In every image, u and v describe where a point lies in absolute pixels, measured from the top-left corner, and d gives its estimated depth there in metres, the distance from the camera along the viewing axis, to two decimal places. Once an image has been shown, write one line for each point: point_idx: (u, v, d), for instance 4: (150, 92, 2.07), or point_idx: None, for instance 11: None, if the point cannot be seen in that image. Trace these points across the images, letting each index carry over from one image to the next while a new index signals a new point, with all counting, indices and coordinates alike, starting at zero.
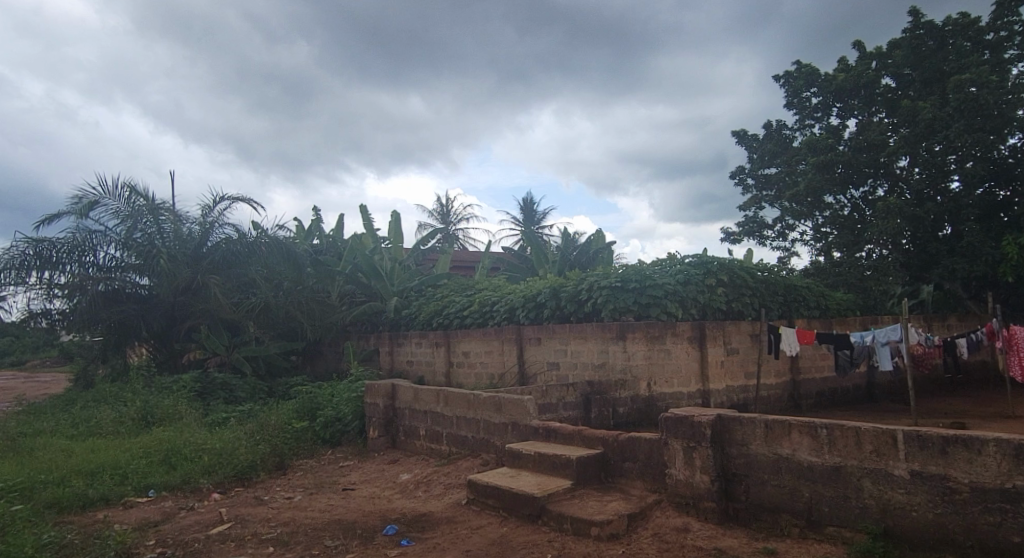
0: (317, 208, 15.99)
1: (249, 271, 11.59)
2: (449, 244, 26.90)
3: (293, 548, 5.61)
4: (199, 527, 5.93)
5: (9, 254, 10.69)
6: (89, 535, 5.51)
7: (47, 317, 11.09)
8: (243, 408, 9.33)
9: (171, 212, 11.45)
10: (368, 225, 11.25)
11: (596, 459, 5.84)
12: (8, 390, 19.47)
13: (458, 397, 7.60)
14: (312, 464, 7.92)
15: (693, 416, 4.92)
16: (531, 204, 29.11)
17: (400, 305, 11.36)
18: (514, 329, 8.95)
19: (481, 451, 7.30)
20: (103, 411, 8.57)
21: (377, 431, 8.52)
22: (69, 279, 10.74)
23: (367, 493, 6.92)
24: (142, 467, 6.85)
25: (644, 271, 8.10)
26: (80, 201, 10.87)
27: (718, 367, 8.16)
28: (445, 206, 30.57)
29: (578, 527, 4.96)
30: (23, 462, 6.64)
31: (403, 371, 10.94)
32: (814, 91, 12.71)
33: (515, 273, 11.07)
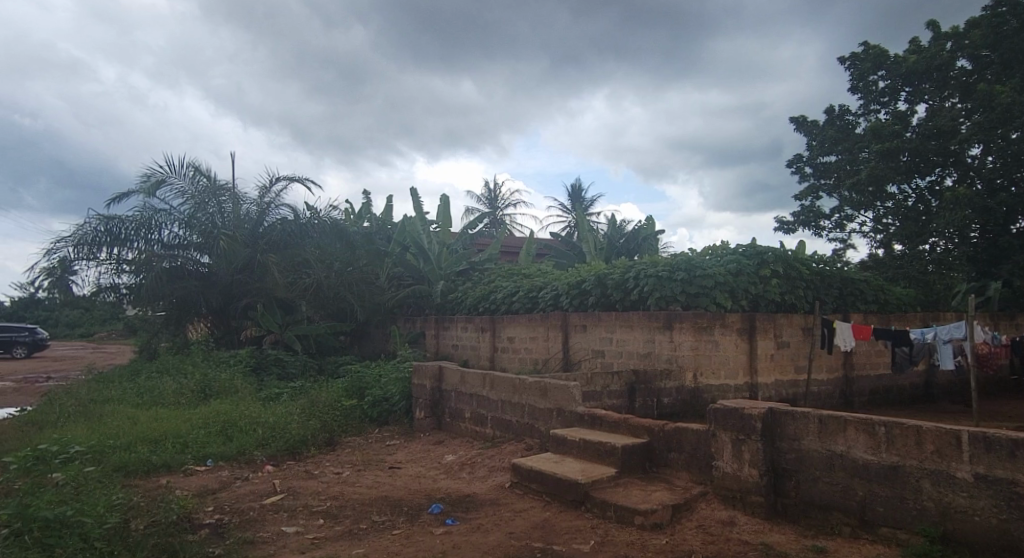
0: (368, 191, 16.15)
1: (302, 252, 11.94)
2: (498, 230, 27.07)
3: (342, 521, 5.79)
4: (254, 496, 6.18)
5: (82, 230, 11.26)
6: (153, 498, 5.81)
7: (115, 292, 11.65)
8: (295, 384, 9.62)
9: (232, 193, 11.84)
10: (418, 208, 11.32)
11: (642, 448, 5.81)
12: (76, 359, 20.64)
13: (504, 382, 7.67)
14: (361, 441, 8.10)
15: (743, 408, 4.84)
16: (580, 191, 28.93)
17: (448, 289, 11.36)
18: (559, 316, 8.94)
19: (525, 435, 7.35)
20: (166, 382, 8.97)
21: (424, 412, 8.66)
22: (136, 255, 11.26)
23: (413, 472, 7.06)
24: (203, 437, 7.16)
25: (693, 261, 7.98)
26: (148, 180, 11.31)
27: (768, 360, 7.99)
28: (493, 191, 30.81)
29: (620, 515, 4.96)
30: (94, 427, 7.04)
31: (448, 354, 11.05)
32: (881, 74, 12.21)
33: (562, 259, 10.87)
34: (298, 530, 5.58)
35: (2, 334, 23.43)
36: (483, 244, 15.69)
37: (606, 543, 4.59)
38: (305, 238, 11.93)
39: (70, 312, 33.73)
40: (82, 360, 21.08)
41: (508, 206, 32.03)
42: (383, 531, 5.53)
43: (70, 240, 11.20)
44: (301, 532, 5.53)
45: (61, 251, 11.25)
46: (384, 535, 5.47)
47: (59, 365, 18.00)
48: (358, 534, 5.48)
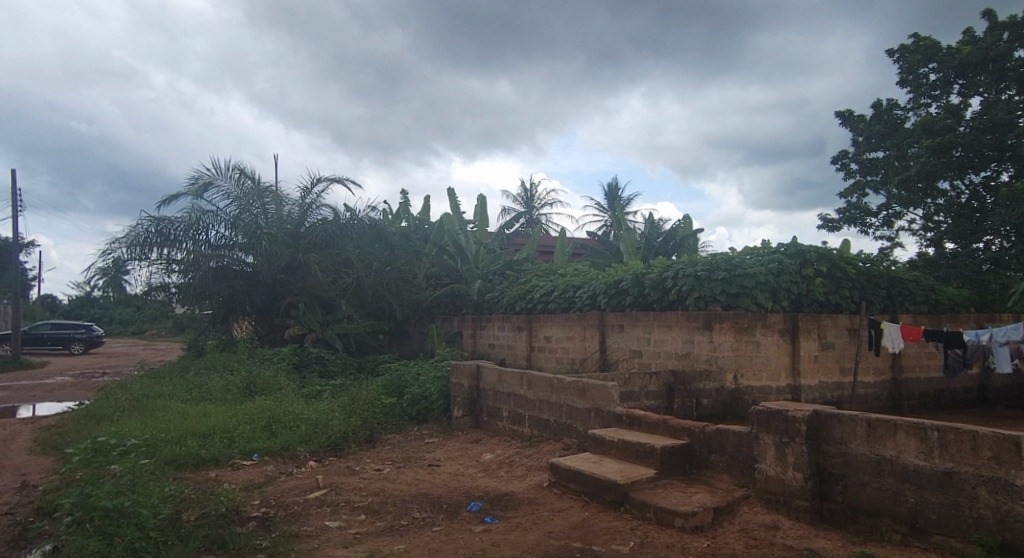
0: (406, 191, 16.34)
1: (342, 251, 12.19)
2: (534, 229, 27.11)
3: (383, 517, 5.89)
4: (298, 491, 6.33)
5: (134, 231, 11.70)
6: (203, 490, 6.00)
7: (165, 291, 12.08)
8: (336, 382, 9.81)
9: (275, 194, 12.17)
10: (456, 207, 11.40)
11: (682, 450, 5.75)
12: (129, 355, 21.45)
13: (541, 381, 7.68)
14: (400, 438, 8.21)
15: (787, 410, 4.76)
16: (616, 189, 28.77)
17: (485, 289, 11.40)
18: (597, 315, 8.90)
19: (563, 435, 7.34)
20: (213, 379, 9.25)
21: (462, 410, 8.73)
22: (185, 255, 11.64)
23: (452, 470, 7.13)
24: (249, 432, 7.36)
25: (734, 260, 7.82)
26: (196, 182, 11.66)
27: (811, 361, 7.81)
28: (529, 191, 30.88)
29: (660, 517, 4.91)
30: (146, 421, 7.30)
31: (485, 353, 11.11)
32: (932, 66, 11.81)
33: (598, 259, 10.77)
34: (342, 525, 5.69)
35: (61, 332, 24.50)
36: (519, 244, 15.72)
37: (646, 545, 4.55)
38: (346, 237, 12.18)
39: (123, 310, 35.08)
40: (135, 356, 21.88)
41: (544, 205, 32.01)
42: (423, 528, 5.61)
43: (123, 241, 11.65)
44: (344, 527, 5.64)
45: (114, 251, 11.70)
46: (425, 531, 5.54)
47: (113, 362, 18.73)
48: (399, 530, 5.55)
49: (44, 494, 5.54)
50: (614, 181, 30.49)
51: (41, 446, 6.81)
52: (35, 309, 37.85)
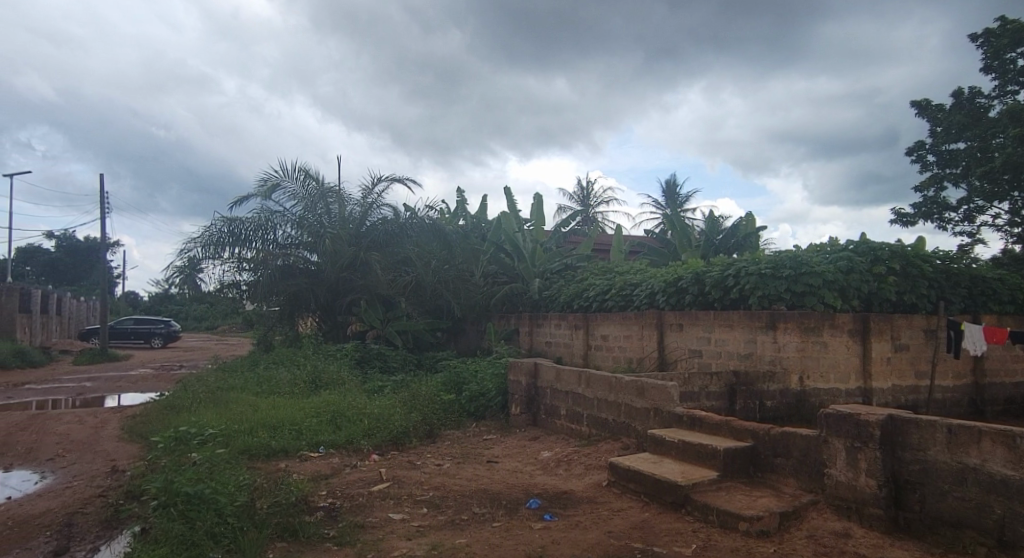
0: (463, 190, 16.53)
1: (402, 250, 12.47)
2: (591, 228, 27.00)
3: (444, 511, 5.99)
4: (363, 483, 6.51)
5: (208, 231, 12.28)
6: (274, 480, 6.26)
7: (236, 288, 12.63)
8: (397, 378, 10.04)
9: (338, 195, 12.59)
10: (512, 205, 11.46)
11: (745, 452, 5.61)
12: (204, 350, 22.56)
13: (599, 380, 7.65)
14: (459, 434, 8.34)
15: (858, 414, 4.58)
16: (675, 186, 28.31)
17: (541, 286, 11.42)
18: (655, 314, 8.78)
19: (622, 435, 7.28)
20: (281, 373, 9.63)
21: (520, 407, 8.79)
22: (255, 254, 12.15)
23: (510, 466, 7.18)
24: (315, 425, 7.62)
25: (800, 257, 7.53)
26: (264, 184, 12.15)
27: (883, 363, 7.48)
28: (585, 190, 30.77)
29: (724, 520, 4.81)
30: (221, 412, 7.67)
31: (541, 351, 11.14)
32: (1021, 51, 11.09)
33: (656, 257, 10.62)
34: (404, 517, 5.83)
35: (143, 326, 25.99)
36: (576, 242, 15.67)
37: (709, 548, 4.47)
38: (404, 237, 12.55)
39: (197, 307, 36.95)
40: (209, 350, 22.98)
41: (599, 202, 31.76)
42: (484, 523, 5.68)
43: (198, 241, 12.25)
44: (407, 520, 5.77)
45: (190, 251, 12.33)
46: (485, 526, 5.61)
47: (188, 355, 19.74)
48: (460, 524, 5.64)
49: (131, 478, 5.90)
50: (673, 178, 30.00)
51: (127, 434, 7.26)
52: (118, 306, 40.31)
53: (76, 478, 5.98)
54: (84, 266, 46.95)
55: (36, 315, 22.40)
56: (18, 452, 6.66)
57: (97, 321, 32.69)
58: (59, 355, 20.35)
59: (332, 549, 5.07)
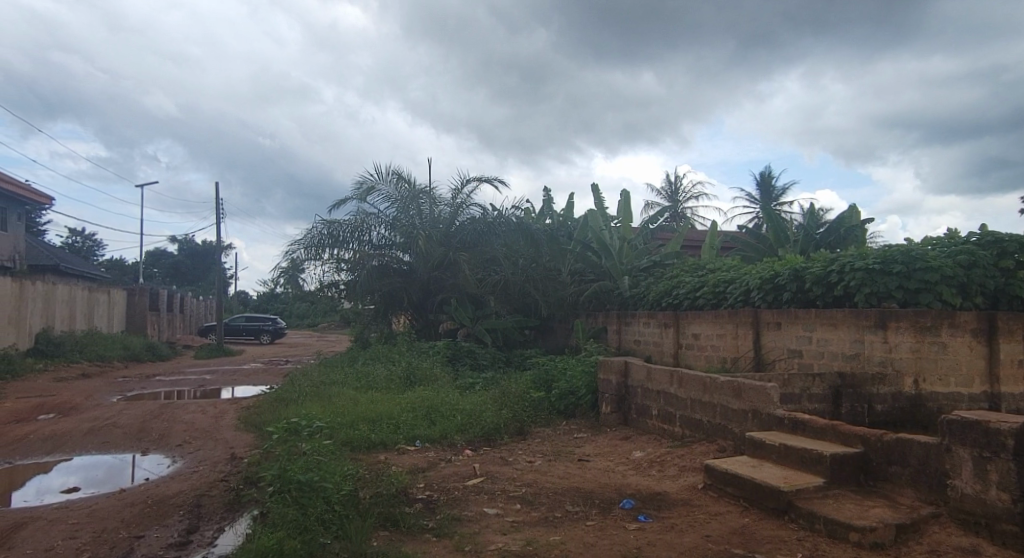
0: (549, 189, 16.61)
1: (489, 250, 12.72)
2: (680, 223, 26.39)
3: (538, 507, 6.04)
4: (458, 478, 6.68)
5: (310, 233, 13.00)
6: (375, 471, 6.55)
7: (335, 288, 13.27)
8: (487, 375, 10.22)
9: (429, 196, 13.07)
10: (599, 203, 11.36)
11: (855, 458, 5.29)
12: (307, 346, 23.88)
13: (693, 380, 7.46)
14: (550, 432, 8.36)
15: (987, 421, 4.21)
16: (770, 178, 27.12)
17: (629, 285, 11.25)
18: (750, 312, 8.44)
19: (717, 437, 7.06)
20: (377, 369, 10.05)
21: (610, 406, 8.72)
22: (352, 255, 12.74)
23: (602, 466, 7.13)
24: (411, 420, 7.89)
25: (914, 251, 6.96)
26: (361, 187, 12.69)
27: (1012, 367, 6.81)
28: (673, 184, 30.17)
29: (832, 529, 4.55)
30: (325, 405, 8.11)
31: (629, 350, 10.97)
32: None
33: (750, 253, 10.20)
34: (499, 512, 5.92)
35: (254, 323, 27.91)
36: (665, 239, 15.35)
37: None
38: (493, 235, 12.84)
39: (299, 306, 39.21)
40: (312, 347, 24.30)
41: (688, 197, 30.90)
42: (578, 521, 5.68)
43: (301, 243, 12.98)
44: (501, 515, 5.86)
45: (294, 252, 13.08)
46: (580, 525, 5.61)
47: (292, 351, 20.93)
48: (553, 522, 5.67)
49: (248, 466, 6.34)
50: (768, 170, 28.74)
51: (243, 424, 7.81)
52: (231, 305, 43.39)
53: (201, 463, 6.50)
54: (201, 268, 50.89)
55: (163, 313, 24.54)
56: (152, 438, 7.32)
57: (214, 319, 35.34)
58: (183, 350, 22.25)
59: (432, 540, 5.24)
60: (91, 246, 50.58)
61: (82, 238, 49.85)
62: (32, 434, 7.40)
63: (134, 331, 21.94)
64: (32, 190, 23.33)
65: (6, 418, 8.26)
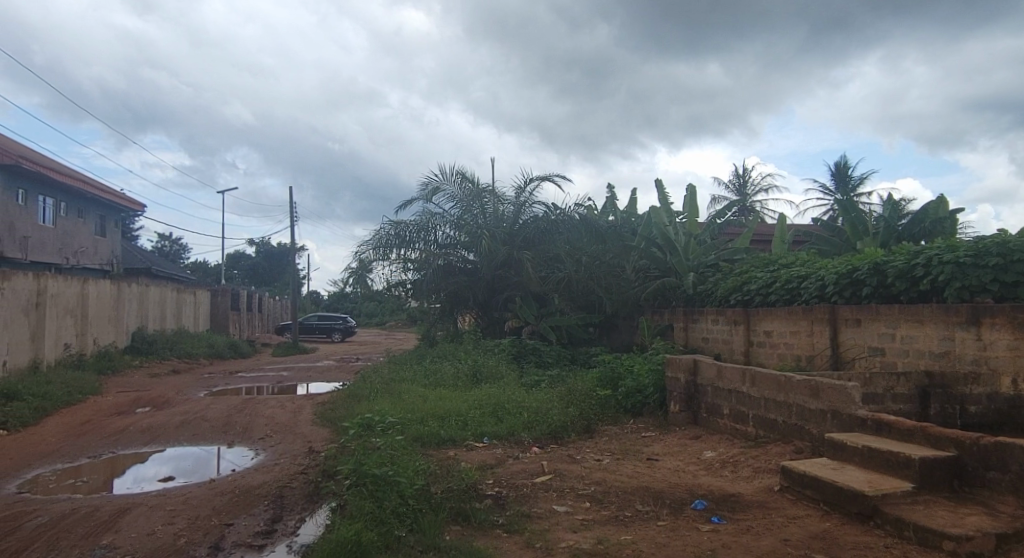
0: (613, 186, 16.51)
1: (553, 248, 12.75)
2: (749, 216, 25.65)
3: (607, 506, 6.00)
4: (526, 474, 6.71)
5: (378, 234, 13.37)
6: (445, 467, 6.66)
7: (402, 287, 13.60)
8: (552, 373, 10.24)
9: (492, 195, 13.21)
10: (663, 198, 11.16)
11: (948, 462, 4.99)
12: (376, 345, 24.59)
13: (766, 378, 7.22)
14: (617, 430, 8.28)
15: None
16: (846, 168, 25.93)
17: (696, 281, 11.01)
18: (826, 309, 8.08)
19: (794, 438, 6.81)
20: (444, 366, 10.25)
21: (679, 405, 8.55)
22: (418, 255, 13.03)
23: (672, 465, 7.00)
24: (478, 417, 7.99)
25: (1010, 241, 6.47)
26: (426, 188, 12.95)
27: None
28: (740, 176, 29.36)
29: (923, 537, 4.31)
30: (396, 401, 8.33)
31: (697, 348, 10.72)
32: None
33: (824, 247, 9.79)
34: (569, 510, 5.91)
35: (325, 322, 28.99)
36: (734, 234, 14.94)
37: None
38: (556, 233, 12.88)
39: (366, 305, 40.46)
40: (380, 345, 24.98)
41: (756, 190, 29.98)
42: (649, 521, 5.60)
43: (370, 244, 13.36)
44: (571, 513, 5.86)
45: (363, 253, 13.48)
46: (651, 524, 5.53)
47: (362, 349, 21.59)
48: (624, 521, 5.62)
49: (325, 459, 6.58)
50: (843, 160, 27.48)
51: (320, 419, 8.11)
52: (303, 305, 45.18)
53: (281, 456, 6.80)
54: (276, 270, 53.26)
55: (243, 312, 25.83)
56: (236, 431, 7.71)
57: (288, 318, 36.93)
58: (261, 347, 23.38)
59: (503, 536, 5.29)
60: (179, 249, 53.81)
61: (170, 242, 53.16)
62: (131, 426, 7.93)
63: (218, 330, 23.22)
64: (127, 197, 25.09)
65: (108, 411, 8.90)
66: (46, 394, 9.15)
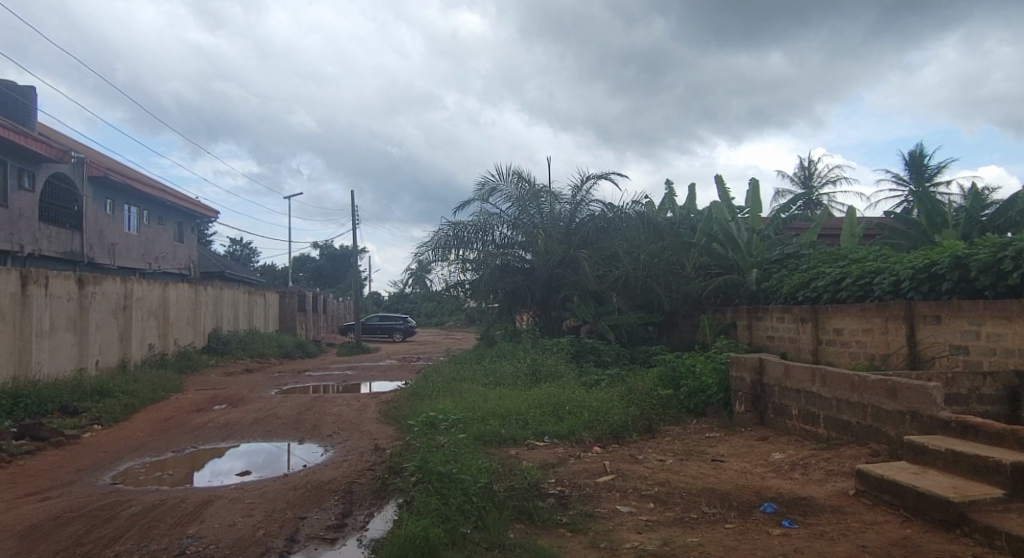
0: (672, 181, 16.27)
1: (610, 246, 12.68)
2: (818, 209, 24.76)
3: (672, 507, 5.90)
4: (588, 474, 6.69)
5: (437, 236, 13.58)
6: (507, 465, 6.70)
7: (461, 287, 13.78)
8: (613, 372, 10.17)
9: (549, 194, 13.23)
10: (723, 193, 10.89)
11: None
12: (436, 344, 24.99)
13: (838, 378, 6.94)
14: (680, 430, 8.14)
15: None
16: (921, 156, 24.64)
17: (759, 278, 10.69)
18: (902, 305, 7.68)
19: (870, 440, 6.51)
20: (504, 365, 10.33)
21: (744, 406, 8.33)
22: (476, 255, 13.18)
23: (739, 467, 6.82)
24: (539, 416, 8.02)
25: None
26: (484, 188, 13.07)
27: None
28: (807, 168, 28.36)
29: (1017, 547, 4.05)
30: (458, 400, 8.45)
31: (762, 346, 10.41)
32: None
33: (898, 240, 9.31)
34: (632, 511, 5.85)
35: (387, 322, 29.68)
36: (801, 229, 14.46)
37: None
38: (613, 231, 12.82)
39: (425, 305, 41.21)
40: (440, 345, 25.36)
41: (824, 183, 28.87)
42: (716, 523, 5.48)
43: (429, 245, 13.59)
44: (635, 513, 5.79)
45: (422, 254, 13.71)
46: (719, 527, 5.41)
47: (423, 348, 21.99)
48: (690, 523, 5.51)
49: (391, 456, 6.73)
50: (919, 148, 26.10)
51: (384, 417, 8.32)
52: (364, 305, 46.40)
53: (349, 453, 7.00)
54: (338, 271, 54.93)
55: (309, 313, 26.77)
56: (306, 428, 8.00)
57: (352, 318, 38.04)
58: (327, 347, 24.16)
59: (567, 535, 5.28)
60: (249, 253, 56.31)
61: (241, 246, 55.69)
62: (209, 422, 8.35)
63: (286, 330, 24.15)
64: (203, 204, 26.37)
65: (189, 408, 9.39)
66: (135, 391, 9.74)
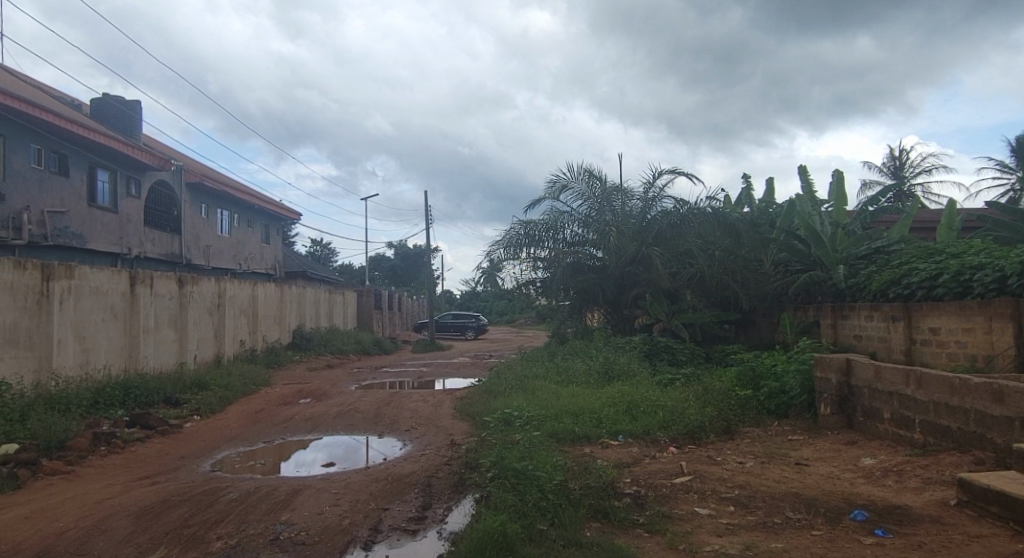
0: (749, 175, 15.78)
1: (683, 243, 12.41)
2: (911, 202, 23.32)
3: (754, 511, 5.71)
4: (664, 474, 6.57)
5: (509, 234, 13.71)
6: (582, 463, 6.68)
7: (532, 286, 13.86)
8: (687, 372, 9.94)
9: (621, 191, 13.07)
10: (805, 185, 10.48)
11: None
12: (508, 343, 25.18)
13: (936, 381, 6.51)
14: (761, 433, 7.87)
15: None
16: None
17: (844, 274, 10.18)
18: (1007, 303, 7.10)
19: (972, 447, 6.07)
20: (576, 363, 10.30)
21: (830, 408, 7.96)
22: (548, 253, 13.23)
23: (825, 472, 6.51)
24: (614, 415, 7.95)
25: None
26: (554, 187, 13.04)
27: None
28: (897, 158, 26.78)
29: None
30: (532, 398, 8.49)
31: (848, 346, 9.91)
32: None
33: (1004, 232, 8.65)
34: (711, 513, 5.70)
35: (458, 320, 30.18)
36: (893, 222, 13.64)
37: None
38: (687, 228, 12.55)
39: (495, 303, 41.66)
40: None
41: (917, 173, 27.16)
42: (802, 529, 5.26)
43: (500, 244, 13.73)
44: (714, 516, 5.65)
45: (494, 253, 13.88)
46: (806, 533, 5.19)
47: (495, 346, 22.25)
48: (775, 528, 5.32)
49: (467, 452, 6.84)
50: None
51: (460, 413, 8.47)
52: (436, 303, 47.40)
53: (426, 448, 7.16)
54: (411, 271, 56.39)
55: (384, 310, 27.61)
56: (386, 423, 8.24)
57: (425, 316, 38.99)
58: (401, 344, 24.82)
59: (645, 536, 5.21)
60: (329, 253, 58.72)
61: (320, 246, 58.13)
62: (296, 415, 8.75)
63: (363, 325, 25.01)
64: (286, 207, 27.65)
65: (276, 401, 9.88)
66: (228, 385, 10.34)
